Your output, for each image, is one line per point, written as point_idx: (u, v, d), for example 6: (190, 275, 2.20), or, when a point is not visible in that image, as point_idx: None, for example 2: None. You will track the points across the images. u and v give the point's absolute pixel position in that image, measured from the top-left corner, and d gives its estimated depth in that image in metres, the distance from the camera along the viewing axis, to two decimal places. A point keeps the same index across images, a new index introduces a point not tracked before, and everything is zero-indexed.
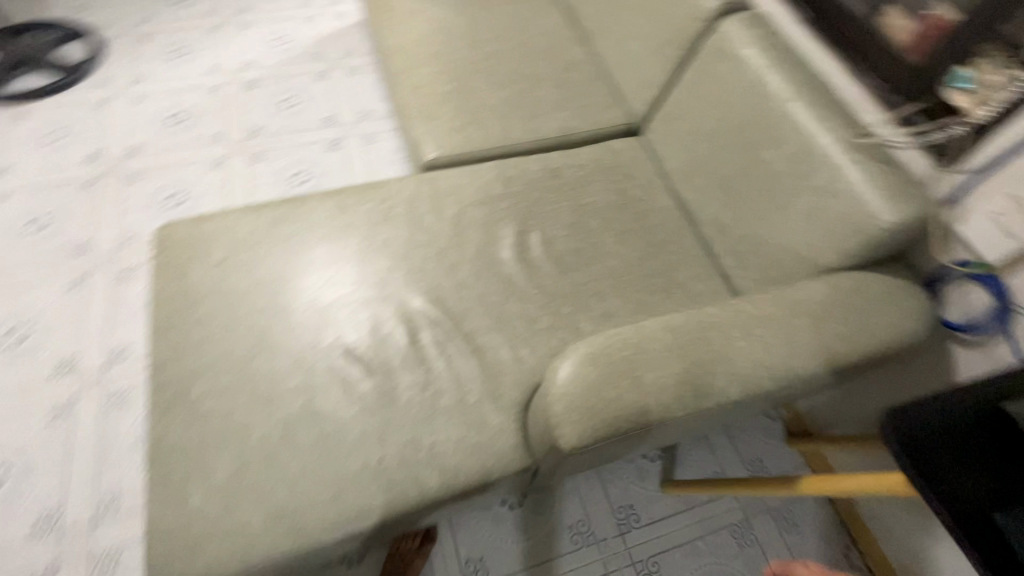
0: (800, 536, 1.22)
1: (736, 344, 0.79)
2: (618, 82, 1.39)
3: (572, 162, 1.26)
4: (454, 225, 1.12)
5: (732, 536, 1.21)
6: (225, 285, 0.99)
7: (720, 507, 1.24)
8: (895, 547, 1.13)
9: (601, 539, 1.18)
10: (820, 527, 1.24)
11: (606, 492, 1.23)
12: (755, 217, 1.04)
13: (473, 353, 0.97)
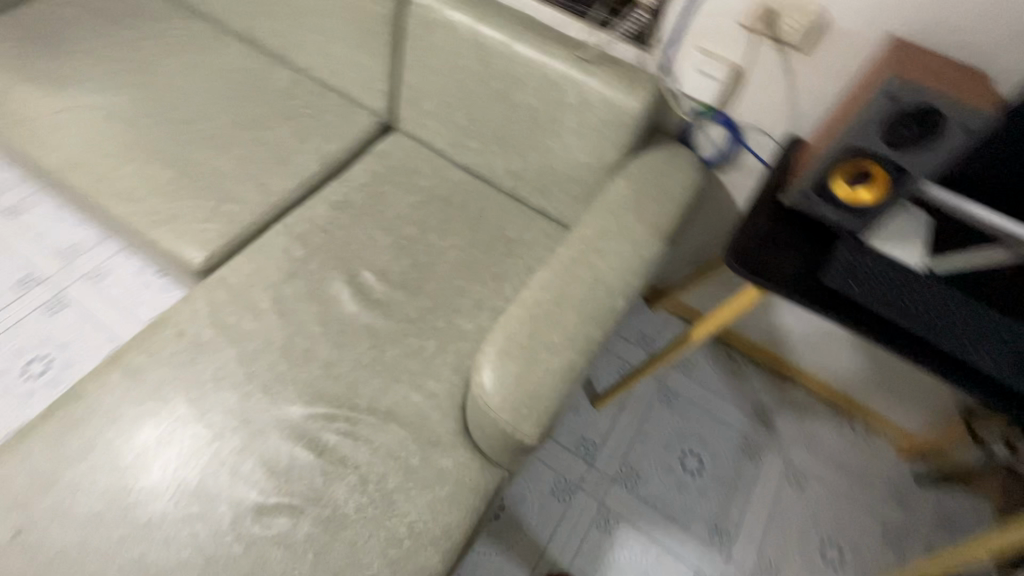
0: (700, 367, 1.46)
1: (597, 267, 0.88)
2: (342, 88, 1.31)
3: (352, 185, 1.18)
4: (279, 312, 0.98)
5: (661, 403, 1.39)
6: (49, 556, 0.74)
7: (641, 389, 1.41)
8: (755, 331, 1.43)
9: (580, 480, 1.26)
10: (707, 352, 1.49)
11: (559, 442, 1.31)
12: (539, 152, 1.12)
13: (386, 418, 0.90)
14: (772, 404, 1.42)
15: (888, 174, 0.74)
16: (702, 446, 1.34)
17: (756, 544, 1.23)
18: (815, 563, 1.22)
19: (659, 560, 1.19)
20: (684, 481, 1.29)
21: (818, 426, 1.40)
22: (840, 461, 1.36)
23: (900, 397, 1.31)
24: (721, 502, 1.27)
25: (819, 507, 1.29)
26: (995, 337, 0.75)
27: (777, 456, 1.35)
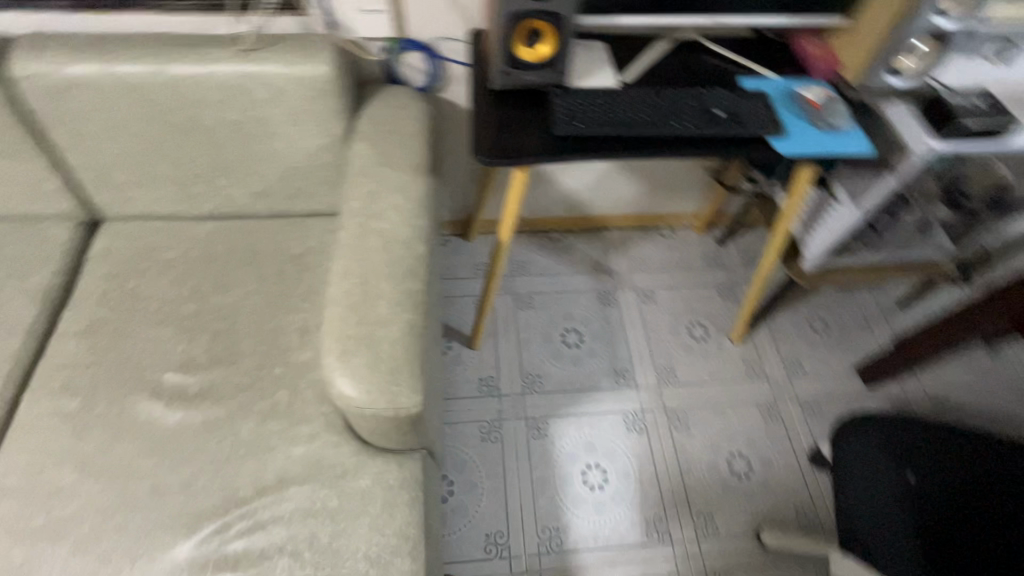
0: (534, 263, 1.58)
1: (384, 229, 0.87)
2: (4, 209, 1.07)
3: (91, 302, 1.00)
4: (95, 474, 0.83)
5: (522, 309, 1.49)
6: None
7: (501, 309, 1.49)
8: (556, 207, 1.57)
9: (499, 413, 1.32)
10: (533, 246, 1.61)
11: (462, 398, 1.33)
12: (270, 160, 1.05)
13: (282, 488, 0.83)
14: (601, 255, 1.61)
15: (551, 27, 0.84)
16: (571, 320, 1.48)
17: (649, 362, 1.42)
18: (693, 346, 1.46)
19: (592, 425, 1.32)
20: (574, 355, 1.42)
21: (639, 249, 1.63)
22: (668, 264, 1.61)
23: (675, 191, 1.57)
24: (608, 350, 1.44)
25: (672, 306, 1.52)
26: (686, 106, 0.92)
27: (626, 290, 1.55)
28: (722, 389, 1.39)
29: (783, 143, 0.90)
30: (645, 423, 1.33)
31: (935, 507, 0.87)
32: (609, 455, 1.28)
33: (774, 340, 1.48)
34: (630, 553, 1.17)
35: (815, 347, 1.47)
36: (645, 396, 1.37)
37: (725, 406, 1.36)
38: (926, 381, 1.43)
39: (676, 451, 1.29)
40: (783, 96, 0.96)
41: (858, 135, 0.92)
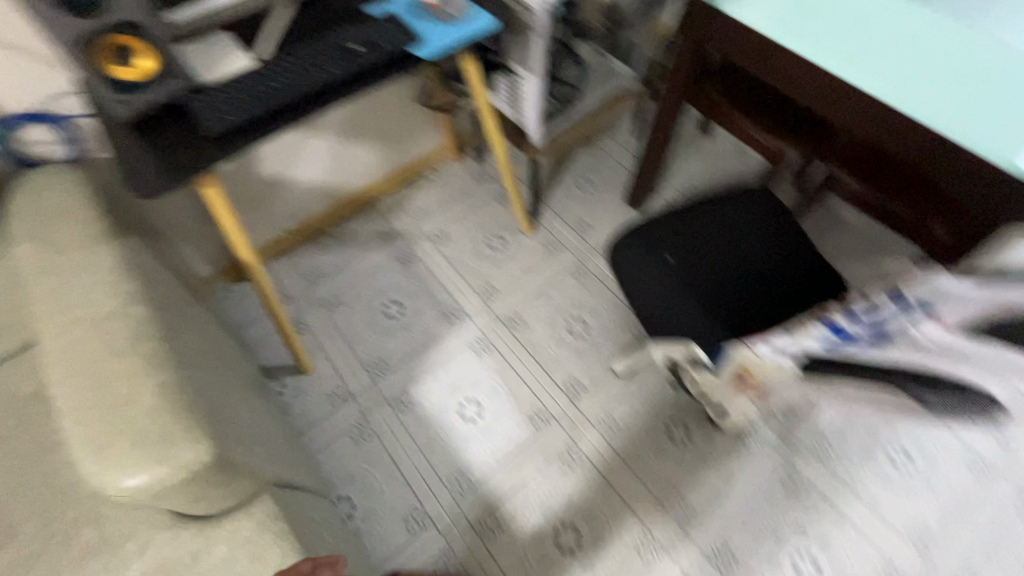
0: (325, 265, 1.55)
1: (89, 313, 0.79)
2: None
3: None
4: None
5: (336, 311, 1.47)
6: None
7: (316, 323, 1.45)
8: (314, 205, 1.54)
9: (360, 411, 1.31)
10: (316, 251, 1.58)
11: (320, 420, 1.30)
12: None
13: None
14: (382, 225, 1.63)
15: (135, 39, 0.87)
16: (385, 295, 1.50)
17: (470, 291, 1.50)
18: (498, 256, 1.55)
19: (448, 370, 1.37)
20: (402, 322, 1.45)
21: (413, 201, 1.67)
22: (444, 201, 1.67)
23: (409, 136, 1.63)
24: (430, 301, 1.48)
25: (466, 232, 1.60)
26: (323, 53, 0.93)
27: (420, 243, 1.59)
28: (537, 278, 1.51)
29: (426, 48, 0.97)
30: (490, 341, 1.41)
31: (695, 275, 1.09)
32: (474, 383, 1.35)
33: (558, 215, 1.63)
34: (529, 449, 1.26)
35: (590, 203, 1.65)
36: (479, 320, 1.45)
37: (546, 289, 1.49)
38: (677, 184, 1.68)
39: (525, 347, 1.40)
40: (408, 8, 1.01)
41: (480, 14, 1.01)
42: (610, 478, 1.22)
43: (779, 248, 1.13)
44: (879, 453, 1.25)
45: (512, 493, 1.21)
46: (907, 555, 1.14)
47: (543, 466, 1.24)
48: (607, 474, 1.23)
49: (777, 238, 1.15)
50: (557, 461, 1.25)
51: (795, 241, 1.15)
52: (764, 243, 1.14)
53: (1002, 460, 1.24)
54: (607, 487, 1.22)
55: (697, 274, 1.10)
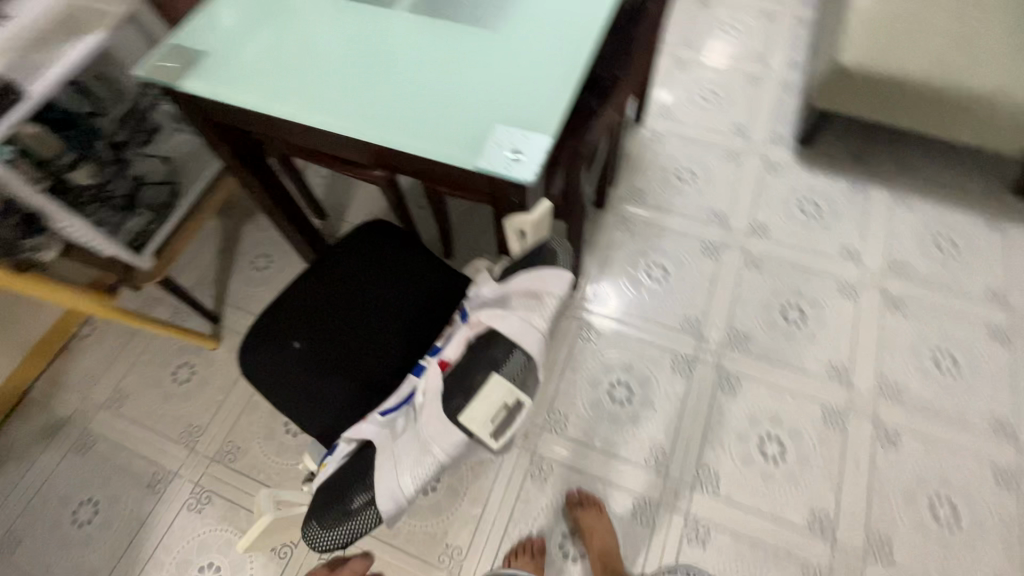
0: None
1: None
2: None
3: None
4: None
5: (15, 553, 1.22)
6: None
7: None
8: None
9: None
10: None
11: None
12: None
13: None
14: (42, 419, 1.36)
15: None
16: (71, 501, 1.26)
17: (169, 445, 1.31)
18: (190, 390, 1.37)
19: (170, 548, 1.20)
20: (101, 523, 1.23)
21: (72, 373, 1.41)
22: (109, 355, 1.43)
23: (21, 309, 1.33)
24: (126, 481, 1.27)
25: (146, 379, 1.39)
26: None
27: (95, 418, 1.35)
28: (238, 392, 1.36)
29: None
30: (206, 491, 1.25)
31: (322, 351, 1.03)
32: (204, 549, 1.19)
33: (242, 311, 1.47)
34: None
35: (272, 281, 1.50)
36: (188, 473, 1.27)
37: (251, 399, 1.35)
38: (354, 221, 1.59)
39: (246, 476, 1.26)
40: None
41: None
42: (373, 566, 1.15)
43: (399, 279, 1.08)
44: (604, 399, 1.30)
45: None
46: (651, 482, 1.21)
47: None
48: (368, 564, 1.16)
49: (396, 268, 1.09)
50: None
51: (416, 262, 1.10)
52: (384, 280, 1.08)
53: (700, 349, 1.35)
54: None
55: (328, 348, 1.03)
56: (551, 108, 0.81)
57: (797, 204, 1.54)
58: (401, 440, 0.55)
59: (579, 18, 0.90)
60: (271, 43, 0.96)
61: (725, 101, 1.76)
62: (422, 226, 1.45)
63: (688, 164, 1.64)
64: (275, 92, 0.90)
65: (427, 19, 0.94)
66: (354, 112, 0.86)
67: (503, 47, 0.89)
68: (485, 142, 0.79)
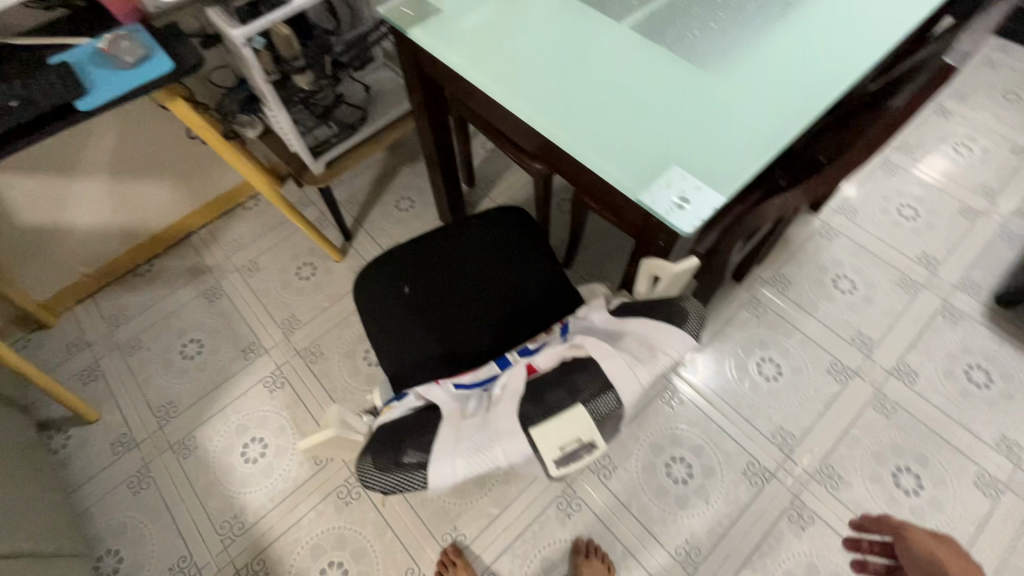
0: (128, 307, 1.52)
1: None
2: None
3: None
4: None
5: (132, 355, 1.44)
6: None
7: (108, 371, 1.42)
8: (110, 248, 1.50)
9: (141, 461, 1.29)
10: (121, 293, 1.54)
11: (99, 471, 1.28)
12: None
13: None
14: (192, 260, 1.59)
15: None
16: (185, 335, 1.46)
17: (272, 325, 1.47)
18: (306, 287, 1.52)
19: (238, 410, 1.35)
20: (198, 363, 1.42)
21: (227, 234, 1.63)
22: (259, 231, 1.63)
23: (214, 168, 1.55)
24: (229, 340, 1.45)
25: (277, 263, 1.57)
26: None
27: (228, 278, 1.55)
28: (341, 306, 1.49)
29: (90, 99, 0.92)
30: (283, 377, 1.39)
31: (425, 306, 1.08)
32: (261, 424, 1.32)
33: (372, 239, 1.60)
34: (309, 487, 1.24)
35: (406, 224, 1.62)
36: (276, 355, 1.42)
37: (348, 317, 1.47)
38: (496, 199, 1.66)
39: (318, 380, 1.38)
40: (86, 58, 0.96)
41: (159, 65, 0.96)
42: (385, 511, 1.21)
43: (517, 270, 1.11)
44: (659, 468, 1.24)
45: (283, 536, 1.19)
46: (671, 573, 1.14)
47: (318, 505, 1.22)
48: (381, 507, 1.21)
49: (519, 259, 1.12)
50: (334, 497, 1.22)
51: (539, 261, 1.12)
52: (504, 265, 1.11)
53: (784, 467, 1.23)
54: (381, 522, 1.20)
55: (430, 306, 1.08)
56: (736, 170, 0.77)
57: (962, 366, 1.33)
58: (468, 422, 0.56)
59: (803, 91, 0.84)
60: (497, 19, 1.01)
61: (924, 224, 1.56)
62: (556, 228, 1.46)
63: (850, 273, 1.49)
64: (485, 65, 0.95)
65: (649, 42, 0.93)
66: (546, 105, 0.89)
67: (711, 93, 0.85)
68: (657, 178, 0.77)
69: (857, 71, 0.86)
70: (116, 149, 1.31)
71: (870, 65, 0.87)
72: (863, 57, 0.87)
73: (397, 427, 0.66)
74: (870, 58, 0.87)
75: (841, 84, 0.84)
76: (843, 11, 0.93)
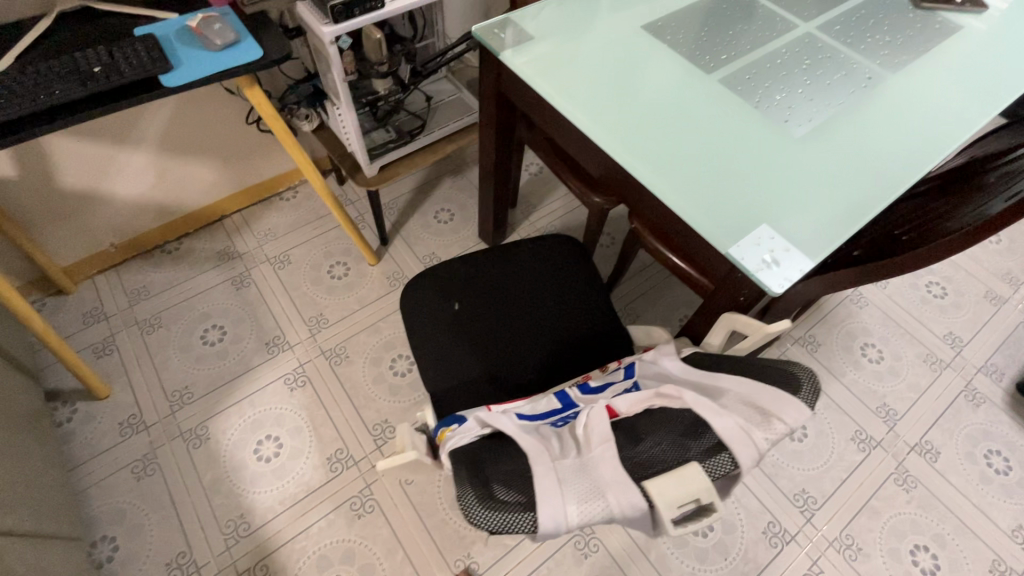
0: (151, 283, 1.48)
1: None
2: None
3: None
4: None
5: (149, 334, 1.40)
6: None
7: (121, 347, 1.37)
8: (143, 221, 1.47)
9: (146, 447, 1.24)
10: (146, 267, 1.50)
11: (102, 450, 1.23)
12: None
13: None
14: (223, 244, 1.56)
15: None
16: (208, 319, 1.43)
17: (299, 320, 1.44)
18: (337, 286, 1.50)
19: (255, 405, 1.31)
20: (217, 351, 1.38)
21: (261, 222, 1.60)
22: (294, 224, 1.61)
23: (260, 155, 1.53)
24: (251, 331, 1.41)
25: (309, 258, 1.54)
26: (61, 71, 0.86)
27: (257, 267, 1.52)
28: (371, 310, 1.46)
29: (175, 77, 0.90)
30: (305, 375, 1.35)
31: (474, 326, 1.07)
32: (278, 423, 1.28)
33: (407, 246, 1.58)
34: (321, 493, 1.20)
35: (444, 236, 1.61)
36: (300, 352, 1.39)
37: (378, 323, 1.44)
38: (536, 223, 1.66)
39: (341, 384, 1.34)
40: (174, 36, 0.96)
41: (246, 51, 0.95)
42: (396, 528, 1.17)
43: (569, 303, 1.10)
44: None
45: (289, 542, 1.15)
46: None
47: (329, 513, 1.18)
48: (393, 524, 1.17)
49: (571, 292, 1.11)
50: (346, 508, 1.18)
51: (591, 297, 1.11)
52: (557, 297, 1.11)
53: (803, 532, 1.22)
54: (392, 539, 1.16)
55: (479, 327, 1.07)
56: (825, 236, 0.77)
57: (983, 450, 1.35)
58: (565, 464, 0.54)
59: (889, 168, 0.86)
60: (587, 53, 1.02)
61: (951, 302, 1.59)
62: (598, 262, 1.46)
63: (878, 343, 1.50)
64: (575, 96, 0.96)
65: (738, 96, 0.95)
66: (634, 145, 0.90)
67: (799, 157, 0.87)
68: (747, 233, 0.78)
69: (942, 155, 0.87)
70: (171, 125, 1.29)
71: (953, 150, 0.89)
72: (945, 142, 0.89)
73: (470, 454, 0.64)
74: (951, 144, 0.89)
75: (925, 166, 0.86)
76: (924, 95, 0.96)
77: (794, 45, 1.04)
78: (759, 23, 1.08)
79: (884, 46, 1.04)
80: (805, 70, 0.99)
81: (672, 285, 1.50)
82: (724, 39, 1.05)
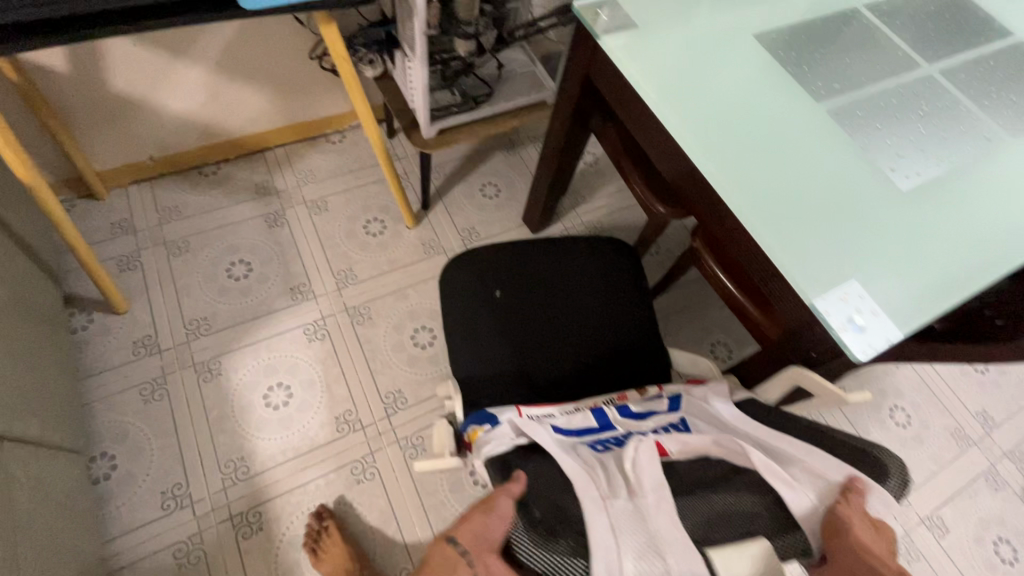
0: (185, 205, 1.44)
1: None
2: None
3: None
4: None
5: (175, 256, 1.36)
6: None
7: (146, 264, 1.34)
8: (187, 140, 1.42)
9: (157, 371, 1.22)
10: (181, 187, 1.46)
11: (114, 365, 1.21)
12: None
13: None
14: (262, 178, 1.50)
15: None
16: (236, 253, 1.39)
17: (327, 271, 1.40)
18: (371, 243, 1.45)
19: (271, 349, 1.28)
20: (241, 288, 1.35)
21: (304, 162, 1.54)
22: (336, 170, 1.55)
23: (315, 93, 1.46)
24: (278, 274, 1.38)
25: (346, 210, 1.49)
26: None
27: (293, 208, 1.47)
28: (401, 275, 1.42)
29: None
30: (326, 329, 1.32)
31: (513, 318, 1.03)
32: (291, 372, 1.26)
33: (448, 216, 1.53)
34: (323, 451, 1.18)
35: (487, 213, 1.55)
36: (323, 304, 1.35)
37: (406, 289, 1.40)
38: (583, 216, 1.59)
39: (360, 344, 1.31)
40: None
41: None
42: (392, 501, 1.15)
43: (614, 312, 1.05)
44: None
45: (286, 494, 1.14)
46: None
47: (329, 473, 1.16)
48: (390, 496, 1.16)
49: (618, 301, 1.06)
50: (347, 471, 1.17)
51: (637, 310, 1.06)
52: (602, 303, 1.06)
53: None
54: (387, 511, 1.14)
55: (517, 320, 1.03)
56: (919, 305, 0.72)
57: (993, 536, 1.31)
58: (618, 505, 0.51)
59: (994, 243, 0.79)
60: (691, 52, 0.94)
61: (991, 379, 1.52)
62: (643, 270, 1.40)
63: (908, 406, 1.45)
64: (672, 98, 0.89)
65: (845, 132, 0.88)
66: (727, 164, 0.83)
67: (901, 213, 0.80)
68: (835, 285, 0.72)
69: None
70: (232, 45, 1.23)
71: None
72: None
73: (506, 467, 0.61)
74: None
75: None
76: None
77: (912, 86, 0.95)
78: (878, 55, 0.99)
79: (1009, 106, 0.95)
80: (920, 116, 0.91)
81: (712, 308, 1.44)
82: (838, 65, 0.97)
